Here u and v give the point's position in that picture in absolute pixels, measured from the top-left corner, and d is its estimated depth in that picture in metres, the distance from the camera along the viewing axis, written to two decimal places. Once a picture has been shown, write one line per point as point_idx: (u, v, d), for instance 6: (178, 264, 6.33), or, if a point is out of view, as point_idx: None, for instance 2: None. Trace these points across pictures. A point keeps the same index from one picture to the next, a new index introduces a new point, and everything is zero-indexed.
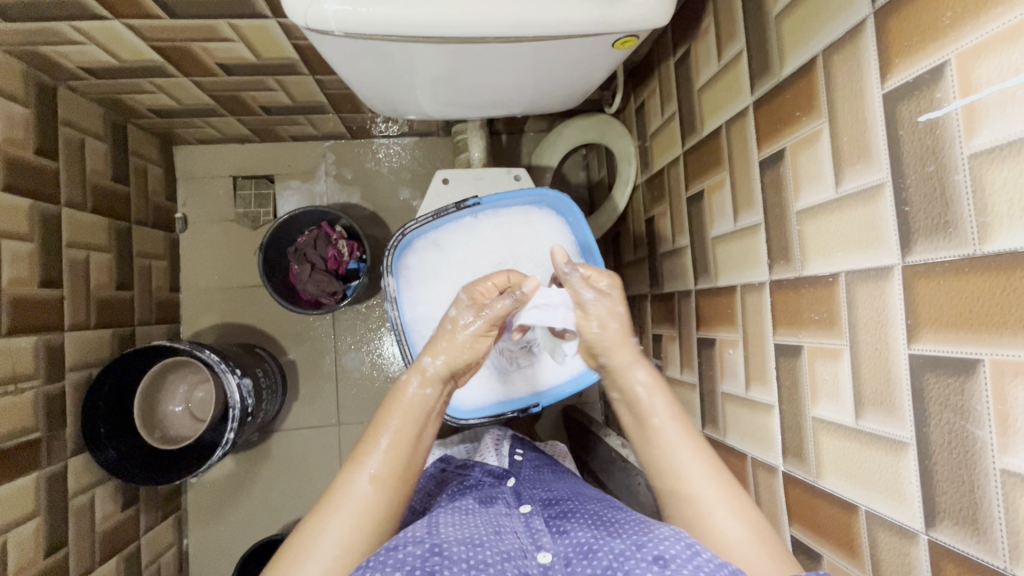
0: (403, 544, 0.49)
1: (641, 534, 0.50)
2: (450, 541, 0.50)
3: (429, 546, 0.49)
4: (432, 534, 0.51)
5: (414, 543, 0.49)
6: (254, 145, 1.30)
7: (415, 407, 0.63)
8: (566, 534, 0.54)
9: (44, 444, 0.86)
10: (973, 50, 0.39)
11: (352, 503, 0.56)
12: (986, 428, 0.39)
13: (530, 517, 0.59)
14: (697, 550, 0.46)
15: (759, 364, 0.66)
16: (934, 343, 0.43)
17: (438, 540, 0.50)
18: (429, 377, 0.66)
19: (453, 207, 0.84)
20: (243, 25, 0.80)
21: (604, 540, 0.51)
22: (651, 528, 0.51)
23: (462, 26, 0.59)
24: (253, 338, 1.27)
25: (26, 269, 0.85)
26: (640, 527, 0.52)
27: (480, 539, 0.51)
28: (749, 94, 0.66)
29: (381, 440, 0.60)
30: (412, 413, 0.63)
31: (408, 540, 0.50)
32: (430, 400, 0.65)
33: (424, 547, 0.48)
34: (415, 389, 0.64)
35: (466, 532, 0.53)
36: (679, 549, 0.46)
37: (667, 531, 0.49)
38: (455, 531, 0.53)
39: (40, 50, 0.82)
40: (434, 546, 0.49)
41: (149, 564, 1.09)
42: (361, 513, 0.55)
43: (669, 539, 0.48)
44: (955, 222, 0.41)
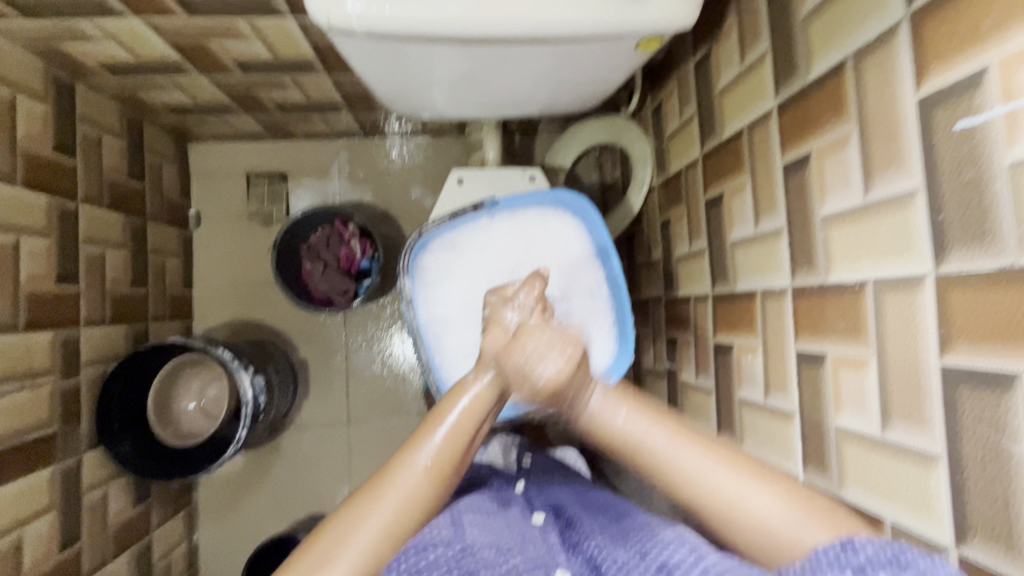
0: (432, 544, 0.49)
1: (645, 542, 0.50)
2: (480, 543, 0.50)
3: (459, 547, 0.49)
4: (461, 534, 0.51)
5: (445, 543, 0.49)
6: (268, 143, 1.30)
7: (480, 402, 0.59)
8: (578, 549, 0.52)
9: (59, 440, 0.86)
10: (1015, 55, 0.38)
11: (404, 488, 0.54)
12: (1023, 443, 0.38)
13: (544, 528, 0.57)
14: (701, 554, 0.46)
15: (779, 372, 0.65)
16: (967, 355, 0.42)
17: (468, 542, 0.50)
18: (495, 379, 0.60)
19: (470, 207, 0.83)
20: (261, 23, 0.79)
21: (609, 551, 0.50)
22: (656, 534, 0.51)
23: (485, 26, 0.58)
24: (265, 336, 1.27)
25: (44, 264, 0.85)
26: (645, 533, 0.52)
27: (509, 544, 0.51)
28: (774, 96, 0.65)
29: (441, 429, 0.57)
30: (474, 412, 0.59)
31: (438, 540, 0.49)
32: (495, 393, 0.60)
33: (455, 549, 0.48)
34: (480, 389, 0.59)
35: (494, 535, 0.52)
36: (684, 554, 0.46)
37: (671, 535, 0.50)
38: (482, 532, 0.52)
39: (60, 46, 0.83)
40: (465, 547, 0.49)
41: (160, 560, 1.09)
42: (410, 500, 0.53)
43: (674, 545, 0.48)
44: (993, 232, 0.40)
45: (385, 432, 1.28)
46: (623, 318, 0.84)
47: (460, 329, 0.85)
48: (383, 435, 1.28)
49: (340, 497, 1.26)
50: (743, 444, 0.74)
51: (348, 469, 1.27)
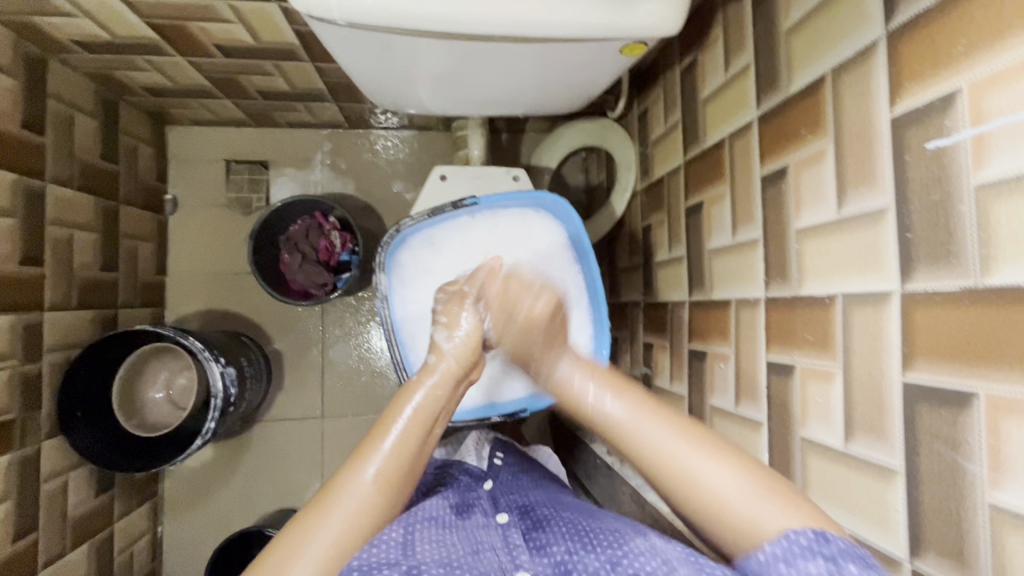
0: (377, 567, 0.47)
1: (616, 548, 0.50)
2: (428, 562, 0.49)
3: (405, 569, 0.47)
4: (408, 555, 0.49)
5: (389, 565, 0.47)
6: (251, 130, 1.27)
7: (424, 412, 0.58)
8: (545, 552, 0.52)
9: (17, 426, 0.84)
10: (986, 80, 0.38)
11: (352, 501, 0.52)
12: (978, 462, 0.39)
13: (508, 528, 0.58)
14: (672, 566, 0.46)
15: (750, 381, 0.66)
16: (928, 373, 0.42)
17: (415, 562, 0.48)
18: (442, 376, 0.61)
19: (450, 205, 0.83)
20: (243, 7, 0.77)
21: (579, 556, 0.50)
22: (626, 540, 0.51)
23: (469, 22, 0.58)
24: (239, 326, 1.25)
25: (7, 245, 0.82)
26: (615, 537, 0.52)
27: (457, 560, 0.50)
28: (755, 107, 0.65)
29: (389, 437, 0.56)
30: (420, 419, 0.58)
31: (384, 561, 0.48)
32: (444, 397, 0.61)
33: (399, 570, 0.47)
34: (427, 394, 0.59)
35: (442, 552, 0.51)
36: (655, 566, 0.46)
37: (644, 545, 0.49)
38: (431, 550, 0.51)
39: (32, 20, 0.80)
40: (412, 569, 0.47)
41: (121, 552, 1.07)
42: (359, 513, 0.52)
43: (645, 555, 0.48)
44: (958, 252, 0.40)
45: (359, 427, 1.27)
46: (597, 317, 0.84)
47: None
48: (358, 430, 1.27)
49: (312, 492, 1.25)
50: None
51: (319, 463, 1.25)
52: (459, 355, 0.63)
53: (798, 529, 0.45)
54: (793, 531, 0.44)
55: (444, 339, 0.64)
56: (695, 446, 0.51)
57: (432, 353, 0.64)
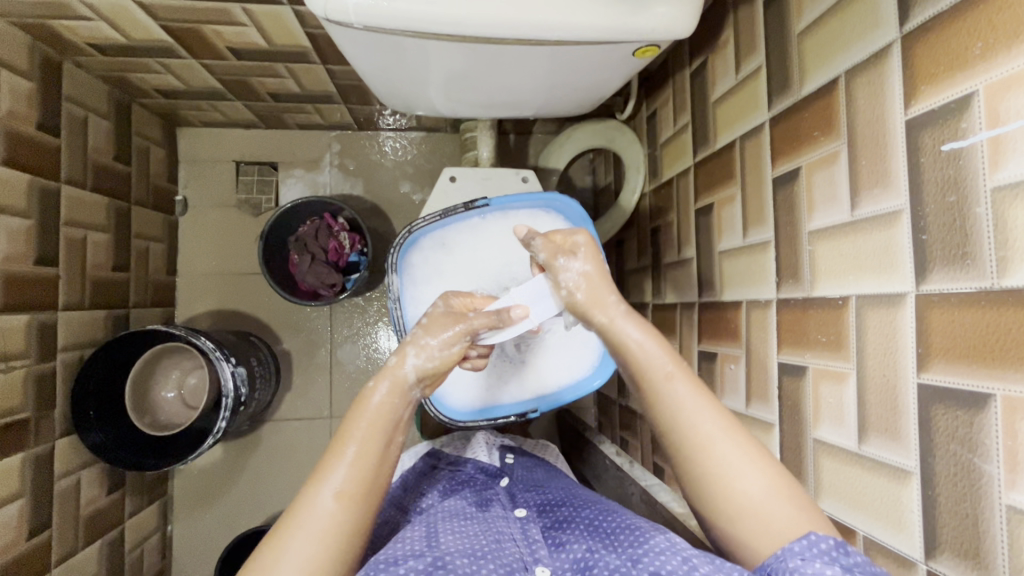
0: (402, 558, 0.49)
1: (637, 547, 0.50)
2: (452, 553, 0.50)
3: (431, 560, 0.49)
4: (432, 548, 0.51)
5: (415, 557, 0.49)
6: (260, 132, 1.28)
7: (382, 417, 0.54)
8: (564, 548, 0.54)
9: (31, 425, 0.84)
10: (1001, 82, 0.39)
11: (314, 525, 0.49)
12: (994, 463, 0.39)
13: (527, 522, 0.59)
14: (694, 565, 0.46)
15: (761, 382, 0.66)
16: (944, 374, 0.43)
17: (439, 553, 0.50)
18: (394, 383, 0.56)
19: (462, 206, 0.83)
20: (257, 10, 0.78)
21: (601, 554, 0.51)
22: (647, 538, 0.51)
23: (483, 25, 0.58)
24: (248, 326, 1.26)
25: (23, 245, 0.83)
26: (636, 536, 0.52)
27: (482, 551, 0.51)
28: (767, 110, 0.65)
29: (349, 447, 0.53)
30: (380, 418, 0.54)
31: (408, 554, 0.49)
32: (404, 402, 0.56)
33: (425, 561, 0.48)
34: (382, 397, 0.55)
35: (467, 542, 0.53)
36: (676, 564, 0.46)
37: (662, 542, 0.50)
38: (455, 541, 0.53)
39: (48, 23, 0.81)
40: (437, 560, 0.49)
41: (132, 550, 1.08)
42: (326, 534, 0.49)
43: (665, 553, 0.48)
44: (974, 254, 0.41)
45: None
46: None
47: None
48: None
49: None
50: None
51: None
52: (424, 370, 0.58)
53: (819, 534, 0.45)
54: (814, 535, 0.44)
55: (414, 348, 0.58)
56: (721, 426, 0.52)
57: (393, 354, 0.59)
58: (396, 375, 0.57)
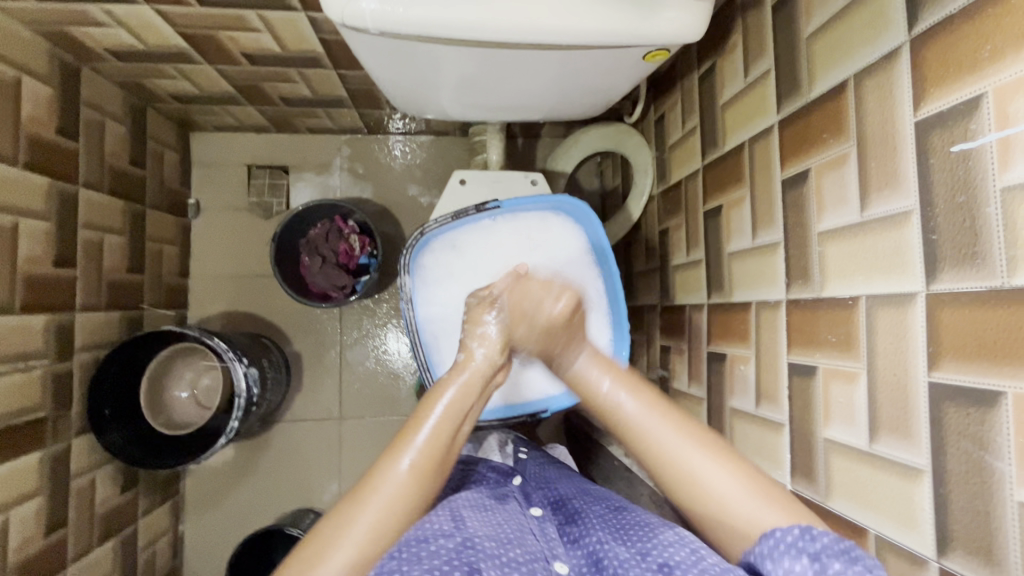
0: (433, 536, 0.49)
1: (647, 540, 0.51)
2: (480, 537, 0.51)
3: (460, 540, 0.49)
4: (460, 528, 0.51)
5: (445, 536, 0.49)
6: (272, 136, 1.30)
7: (457, 404, 0.60)
8: (579, 542, 0.54)
9: (49, 424, 0.86)
10: (1010, 85, 0.39)
11: (389, 491, 0.53)
12: (1006, 460, 0.39)
13: (543, 519, 0.59)
14: (701, 556, 0.47)
15: (771, 382, 0.66)
16: (955, 372, 0.43)
17: (468, 535, 0.50)
18: (467, 380, 0.63)
19: (473, 209, 0.84)
20: (272, 16, 0.80)
21: (611, 546, 0.51)
22: (657, 533, 0.52)
23: (496, 30, 0.59)
24: (259, 328, 1.27)
25: (42, 247, 0.85)
26: (644, 531, 0.52)
27: (507, 538, 0.52)
28: (775, 113, 0.66)
29: (421, 429, 0.57)
30: (457, 407, 0.60)
31: (438, 533, 0.50)
32: (477, 394, 0.63)
33: (455, 541, 0.49)
34: (455, 391, 0.61)
35: (492, 529, 0.53)
36: (684, 555, 0.47)
37: (671, 536, 0.50)
38: (482, 527, 0.53)
39: (68, 30, 0.83)
40: (466, 540, 0.49)
41: (145, 549, 1.09)
42: (397, 502, 0.53)
43: (674, 546, 0.48)
44: (984, 254, 0.41)
45: (375, 429, 1.28)
46: (617, 321, 0.86)
47: (457, 328, 0.85)
48: (375, 431, 1.28)
49: (329, 492, 1.26)
50: (732, 452, 0.75)
51: (337, 463, 1.27)
52: (488, 361, 0.66)
53: (784, 528, 0.46)
54: (780, 530, 0.45)
55: (476, 339, 0.67)
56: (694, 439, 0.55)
57: (462, 352, 0.67)
58: (473, 366, 0.64)
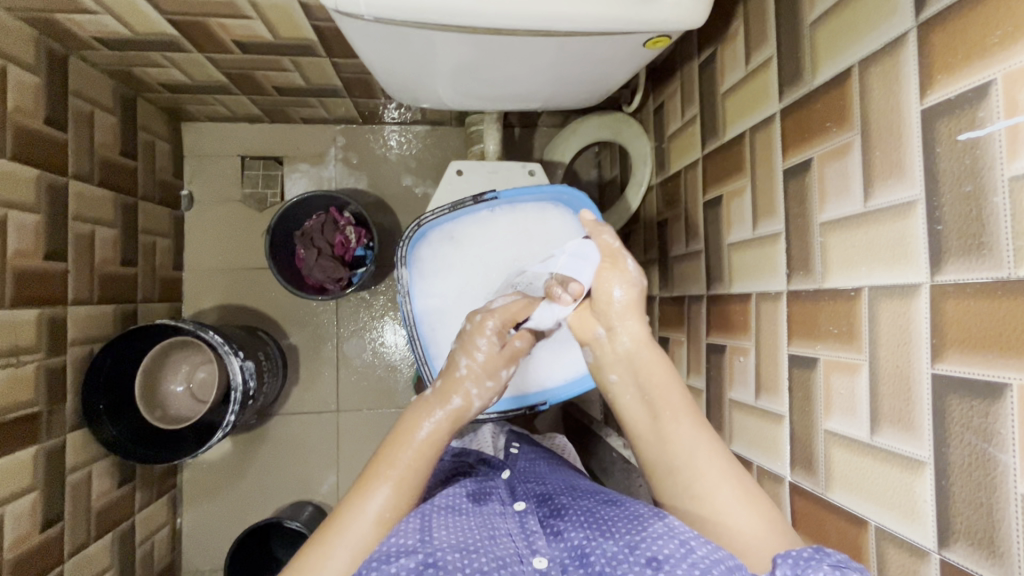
0: (394, 555, 0.49)
1: (635, 533, 0.51)
2: (444, 548, 0.50)
3: (422, 558, 0.48)
4: (424, 542, 0.51)
5: (407, 554, 0.49)
6: (266, 126, 1.28)
7: (429, 448, 0.61)
8: (561, 536, 0.54)
9: (43, 419, 0.85)
10: (1020, 71, 0.38)
11: (354, 540, 0.53)
12: (1010, 452, 0.39)
13: (525, 515, 0.59)
14: (691, 548, 0.47)
15: (771, 374, 0.66)
16: (959, 365, 0.43)
17: (432, 549, 0.50)
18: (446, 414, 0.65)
19: (471, 200, 0.83)
20: (263, 3, 0.78)
21: (597, 542, 0.51)
22: (646, 524, 0.51)
23: (493, 16, 0.58)
24: (255, 321, 1.26)
25: (32, 240, 0.84)
26: (633, 523, 0.52)
27: (474, 545, 0.51)
28: (777, 101, 0.65)
29: (394, 472, 0.58)
30: (428, 445, 0.61)
31: (400, 550, 0.50)
32: (448, 435, 0.64)
33: (417, 560, 0.48)
34: (432, 425, 0.63)
35: (459, 537, 0.53)
36: (673, 548, 0.47)
37: (660, 527, 0.50)
38: (448, 536, 0.53)
39: (54, 17, 0.81)
40: (428, 558, 0.49)
41: (143, 543, 1.09)
42: (361, 554, 0.53)
43: (662, 538, 0.48)
44: (990, 244, 0.40)
45: (373, 421, 1.28)
46: None
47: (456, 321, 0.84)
48: (373, 424, 1.28)
49: (327, 485, 1.26)
50: (731, 443, 0.75)
51: (334, 456, 1.26)
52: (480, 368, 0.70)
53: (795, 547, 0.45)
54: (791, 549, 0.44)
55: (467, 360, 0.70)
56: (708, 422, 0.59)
57: (456, 391, 0.67)
58: (456, 411, 0.65)
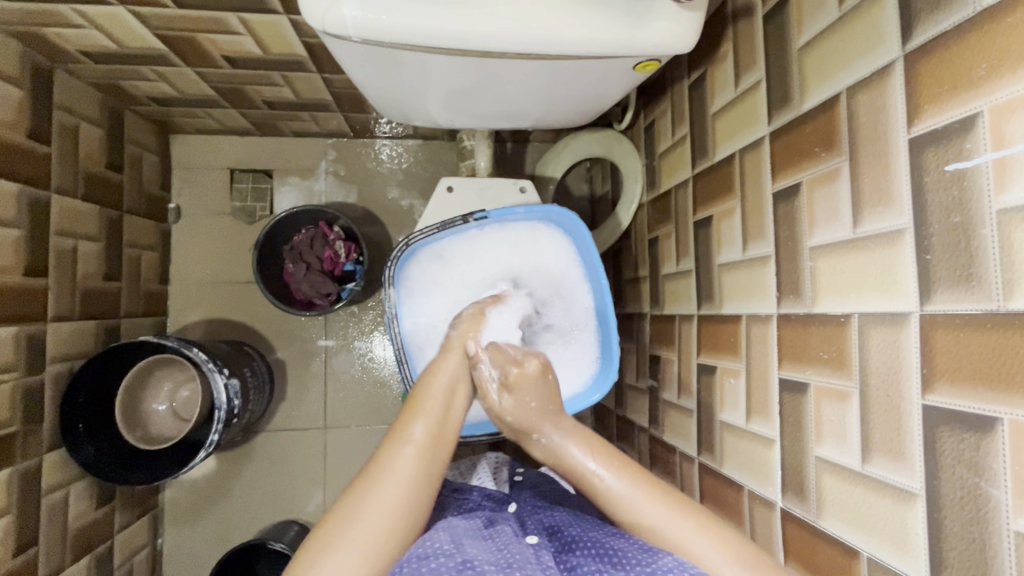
0: (434, 555, 0.50)
1: (646, 566, 0.50)
2: (480, 559, 0.50)
3: (461, 560, 0.50)
4: (461, 548, 0.52)
5: (446, 555, 0.50)
6: (255, 139, 1.27)
7: (448, 387, 0.66)
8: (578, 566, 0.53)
9: (19, 440, 0.83)
10: (1007, 104, 0.38)
11: (395, 474, 0.56)
12: (1001, 487, 0.39)
13: (541, 547, 0.58)
14: None
15: (762, 397, 0.65)
16: (949, 397, 0.42)
17: (468, 556, 0.50)
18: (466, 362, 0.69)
19: (460, 220, 0.82)
20: (253, 20, 0.78)
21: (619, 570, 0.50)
22: (658, 557, 0.51)
23: (482, 39, 0.57)
24: (242, 336, 1.24)
25: (11, 256, 0.82)
26: (645, 556, 0.52)
27: (512, 561, 0.51)
28: (766, 124, 0.65)
29: (419, 416, 0.62)
30: (445, 387, 0.66)
31: (439, 552, 0.51)
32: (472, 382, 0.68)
33: (456, 561, 0.49)
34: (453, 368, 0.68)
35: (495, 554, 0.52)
36: (674, 563, 0.50)
37: (670, 560, 0.51)
38: (484, 550, 0.52)
39: (41, 31, 0.80)
40: (466, 560, 0.50)
41: (121, 566, 1.05)
42: (403, 483, 0.56)
43: (674, 571, 0.49)
44: (979, 276, 0.40)
45: (362, 438, 1.26)
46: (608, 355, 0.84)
47: (444, 340, 0.84)
48: (361, 441, 1.26)
49: (313, 503, 1.23)
50: (722, 466, 0.74)
51: (322, 475, 1.24)
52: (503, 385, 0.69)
53: None
54: None
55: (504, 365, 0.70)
56: None
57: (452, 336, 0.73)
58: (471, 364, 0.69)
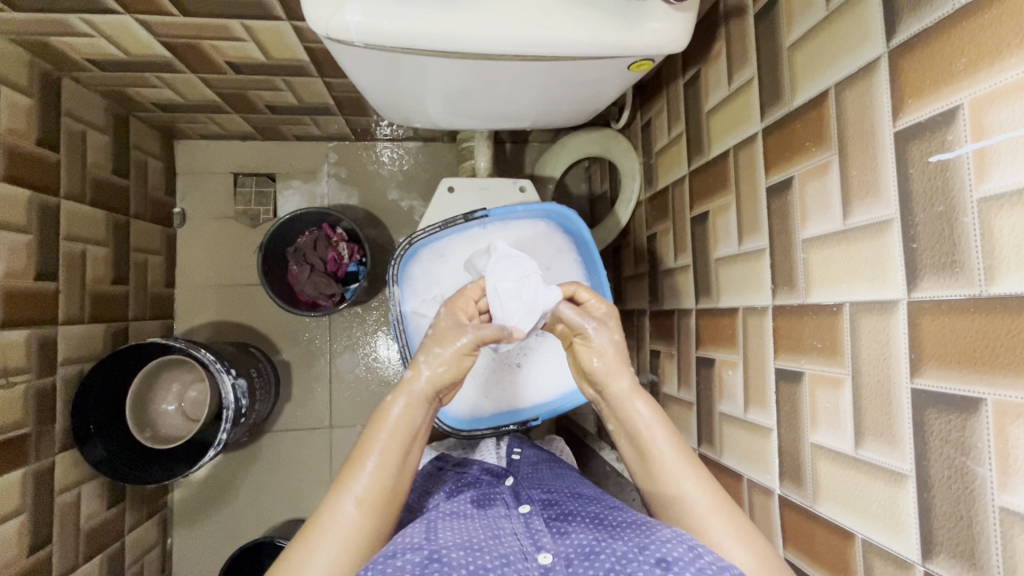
0: (400, 551, 0.50)
1: (641, 535, 0.52)
2: (448, 547, 0.51)
3: (427, 553, 0.50)
4: (430, 540, 0.52)
5: (412, 549, 0.50)
6: (258, 143, 1.29)
7: (400, 431, 0.60)
8: (565, 535, 0.55)
9: (32, 441, 0.84)
10: (985, 97, 0.40)
11: (338, 529, 0.54)
12: (986, 465, 0.40)
13: (530, 516, 0.60)
14: (698, 553, 0.48)
15: (759, 387, 0.67)
16: (935, 379, 0.44)
17: (437, 547, 0.51)
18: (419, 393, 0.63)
19: (461, 217, 0.84)
20: (256, 27, 0.79)
21: (605, 543, 0.52)
22: (653, 530, 0.52)
23: (479, 42, 0.59)
24: (248, 338, 1.26)
25: (23, 261, 0.84)
26: (641, 529, 0.53)
27: (479, 544, 0.52)
28: (759, 120, 0.67)
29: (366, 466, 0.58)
30: (402, 428, 0.61)
31: (407, 547, 0.51)
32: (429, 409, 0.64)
33: (422, 554, 0.49)
34: (400, 409, 0.62)
35: (464, 536, 0.54)
36: (681, 552, 0.48)
37: (668, 532, 0.51)
38: (454, 535, 0.54)
39: (49, 41, 0.82)
40: (433, 552, 0.50)
41: (131, 565, 1.07)
42: (346, 540, 0.54)
43: (670, 541, 0.49)
44: (962, 262, 0.42)
45: None
46: None
47: None
48: None
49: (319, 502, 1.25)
50: (722, 457, 0.75)
51: (328, 473, 1.26)
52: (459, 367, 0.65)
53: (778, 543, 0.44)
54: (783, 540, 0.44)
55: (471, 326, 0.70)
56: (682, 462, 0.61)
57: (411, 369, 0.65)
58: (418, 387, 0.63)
